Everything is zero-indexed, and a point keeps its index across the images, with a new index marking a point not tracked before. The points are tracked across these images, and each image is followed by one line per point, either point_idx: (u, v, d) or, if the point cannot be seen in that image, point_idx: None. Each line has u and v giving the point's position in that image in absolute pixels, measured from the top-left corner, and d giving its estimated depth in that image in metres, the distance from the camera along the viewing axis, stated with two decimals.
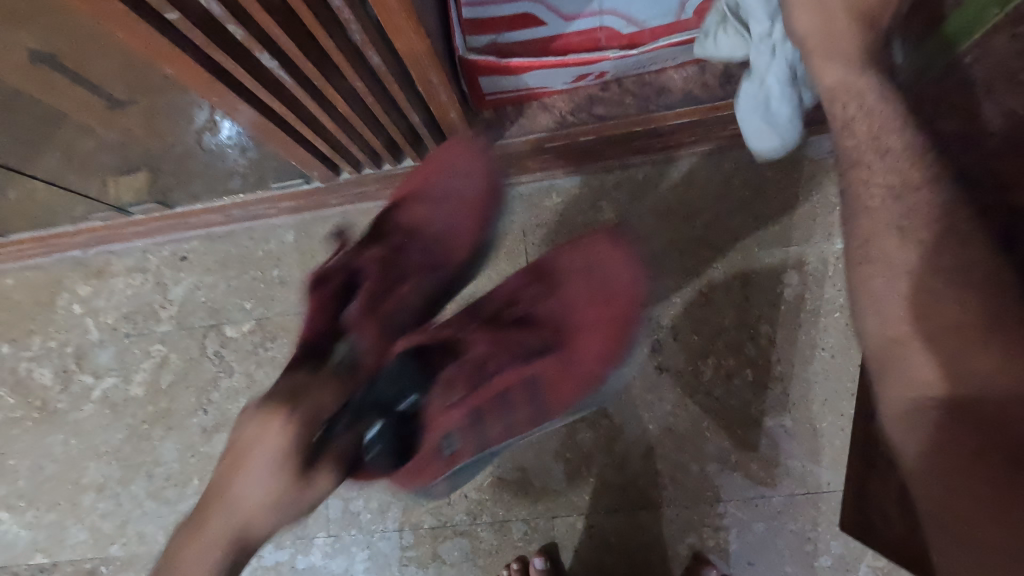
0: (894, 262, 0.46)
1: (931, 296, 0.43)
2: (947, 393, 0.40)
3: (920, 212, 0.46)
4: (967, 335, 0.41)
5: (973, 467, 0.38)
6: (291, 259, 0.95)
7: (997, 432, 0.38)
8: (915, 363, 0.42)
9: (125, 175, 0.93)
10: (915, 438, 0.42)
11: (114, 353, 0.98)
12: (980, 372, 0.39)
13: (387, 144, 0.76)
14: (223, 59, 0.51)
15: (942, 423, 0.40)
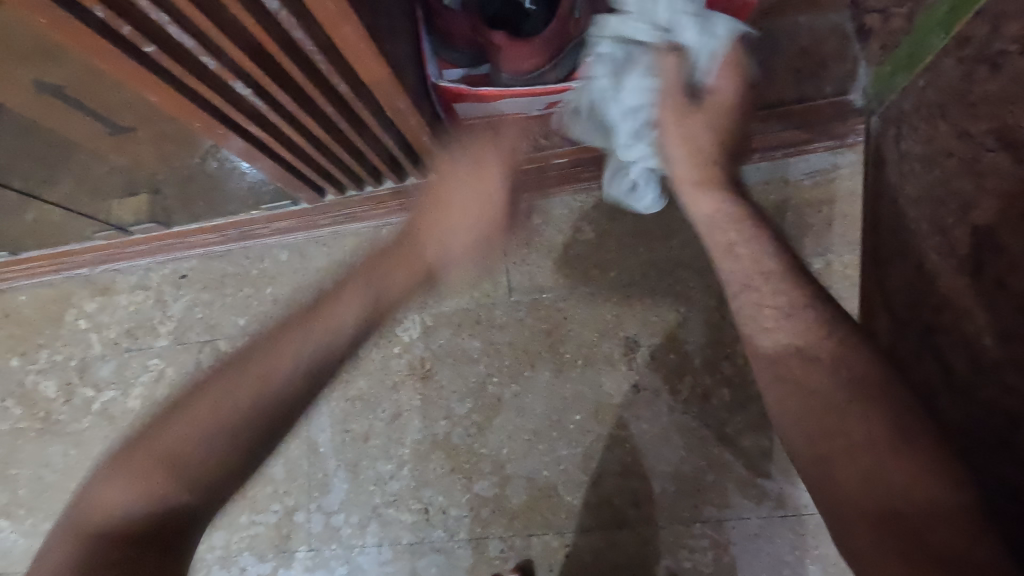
0: (781, 350, 0.55)
1: (832, 416, 0.50)
2: (826, 453, 0.50)
3: (771, 287, 0.57)
4: (849, 416, 0.50)
5: (863, 514, 0.46)
6: (284, 279, 0.99)
7: (870, 479, 0.47)
8: (808, 410, 0.52)
9: (129, 197, 0.99)
10: (817, 494, 0.49)
11: (114, 367, 1.02)
12: (862, 443, 0.48)
13: (367, 166, 0.80)
14: (197, 87, 0.54)
15: (828, 481, 0.49)
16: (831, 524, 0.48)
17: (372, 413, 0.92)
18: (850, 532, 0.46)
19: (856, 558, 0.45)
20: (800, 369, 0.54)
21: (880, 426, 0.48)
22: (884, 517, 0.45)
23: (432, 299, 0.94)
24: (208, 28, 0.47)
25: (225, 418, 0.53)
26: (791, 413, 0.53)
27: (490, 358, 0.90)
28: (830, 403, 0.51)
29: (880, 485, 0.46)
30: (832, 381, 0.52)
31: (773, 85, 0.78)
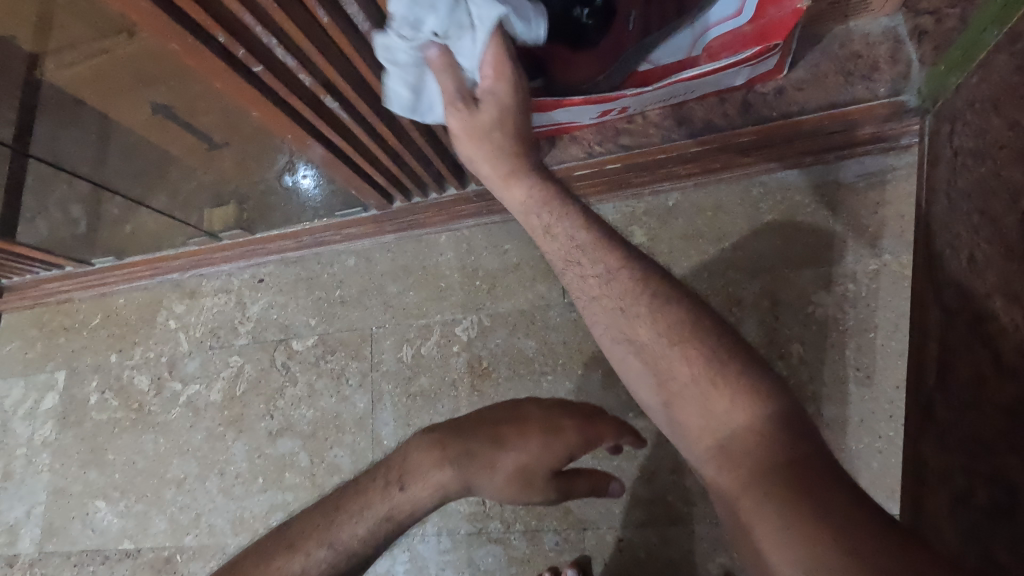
0: (677, 361, 0.52)
1: (712, 394, 0.49)
2: (731, 449, 0.47)
3: (649, 308, 0.54)
4: (716, 391, 0.49)
5: (766, 481, 0.43)
6: (352, 281, 1.06)
7: (775, 451, 0.45)
8: (708, 406, 0.50)
9: (220, 206, 1.08)
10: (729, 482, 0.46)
11: (199, 363, 1.11)
12: (755, 427, 0.47)
13: (432, 173, 0.85)
14: (295, 101, 0.61)
15: (743, 467, 0.45)
16: (745, 506, 0.44)
17: (433, 408, 0.98)
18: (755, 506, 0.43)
19: (761, 533, 0.41)
20: (692, 373, 0.51)
21: (733, 389, 0.49)
22: (758, 474, 0.44)
23: (488, 300, 0.99)
24: (307, 48, 0.54)
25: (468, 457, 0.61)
26: (694, 413, 0.50)
27: (545, 357, 0.94)
28: (723, 394, 0.49)
29: (778, 454, 0.44)
30: (723, 372, 0.50)
31: (825, 88, 0.80)
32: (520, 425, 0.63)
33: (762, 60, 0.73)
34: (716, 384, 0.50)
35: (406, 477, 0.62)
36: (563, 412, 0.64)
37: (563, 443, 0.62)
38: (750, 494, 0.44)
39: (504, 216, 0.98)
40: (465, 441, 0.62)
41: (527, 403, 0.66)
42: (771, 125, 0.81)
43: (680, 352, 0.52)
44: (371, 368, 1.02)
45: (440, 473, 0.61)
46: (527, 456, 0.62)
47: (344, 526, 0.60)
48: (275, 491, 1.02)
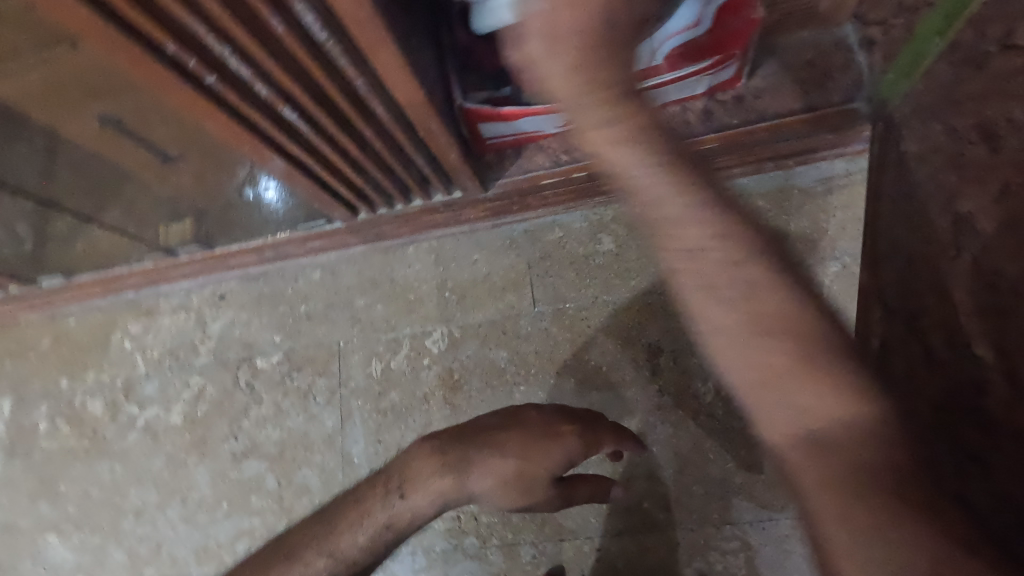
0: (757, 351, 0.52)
1: (812, 377, 0.49)
2: (820, 436, 0.49)
3: (741, 296, 0.53)
4: (818, 383, 0.49)
5: (849, 476, 0.47)
6: (318, 296, 1.04)
7: (868, 449, 0.47)
8: (798, 402, 0.50)
9: (177, 221, 1.05)
10: (819, 470, 0.48)
11: (157, 386, 1.07)
12: (852, 423, 0.48)
13: (397, 185, 0.84)
14: (250, 112, 0.59)
15: (821, 453, 0.49)
16: (821, 493, 0.48)
17: (404, 423, 0.96)
18: (842, 501, 0.46)
19: (846, 526, 0.46)
20: (778, 366, 0.51)
21: (844, 385, 0.49)
22: (843, 468, 0.47)
23: (458, 312, 0.98)
24: (262, 58, 0.52)
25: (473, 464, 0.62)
26: (787, 400, 0.50)
27: (516, 367, 0.94)
28: (806, 386, 0.50)
29: (871, 450, 0.47)
30: (819, 369, 0.49)
31: (782, 96, 0.81)
32: (519, 431, 0.64)
33: (720, 69, 0.76)
34: (818, 378, 0.49)
35: (405, 485, 0.62)
36: (559, 419, 0.68)
37: (559, 448, 0.65)
38: (838, 486, 0.47)
39: (472, 226, 0.97)
40: (467, 448, 0.63)
41: (528, 410, 0.68)
42: (733, 132, 0.82)
43: (758, 335, 0.51)
44: (340, 384, 0.99)
45: (438, 479, 0.61)
46: (527, 463, 0.63)
47: (345, 535, 0.60)
48: (241, 516, 0.98)
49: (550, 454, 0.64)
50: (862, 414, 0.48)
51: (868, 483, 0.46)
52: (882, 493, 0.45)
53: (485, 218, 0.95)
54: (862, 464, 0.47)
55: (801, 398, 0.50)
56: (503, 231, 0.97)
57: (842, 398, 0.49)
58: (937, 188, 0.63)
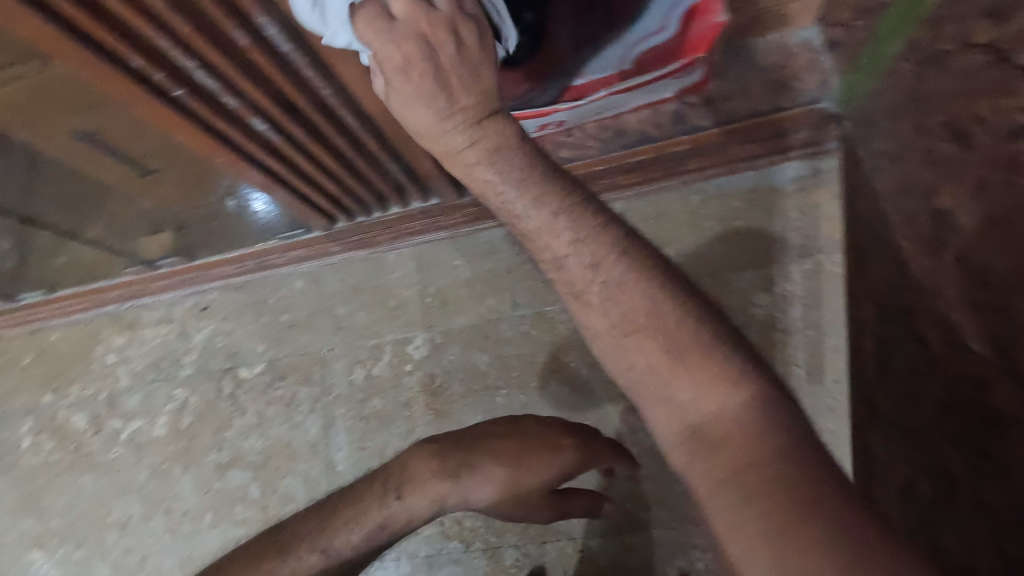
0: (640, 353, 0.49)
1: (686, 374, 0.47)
2: (702, 427, 0.46)
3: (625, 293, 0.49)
4: (690, 373, 0.47)
5: (729, 469, 0.44)
6: (300, 305, 1.04)
7: (744, 437, 0.44)
8: (677, 397, 0.47)
9: (157, 233, 1.06)
10: (698, 462, 0.46)
11: (141, 398, 1.07)
12: (729, 412, 0.45)
13: (374, 192, 0.85)
14: (221, 124, 0.60)
15: (703, 444, 0.46)
16: (714, 499, 0.44)
17: (387, 429, 0.96)
18: (726, 495, 0.43)
19: (743, 528, 0.41)
20: (657, 363, 0.48)
21: (712, 370, 0.46)
22: (725, 469, 0.44)
23: (440, 317, 0.98)
24: (228, 70, 0.53)
25: (468, 470, 0.62)
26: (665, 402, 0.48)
27: (498, 371, 0.94)
28: (681, 378, 0.47)
29: (749, 437, 0.44)
30: (700, 360, 0.47)
31: (750, 97, 0.83)
32: (520, 440, 0.65)
33: (687, 73, 0.76)
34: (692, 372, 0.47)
35: (403, 487, 0.62)
36: (560, 430, 0.67)
37: (560, 460, 0.65)
38: (717, 476, 0.44)
39: (451, 231, 0.97)
40: (467, 455, 0.63)
41: (528, 419, 0.68)
42: (701, 136, 0.84)
43: (649, 341, 0.48)
44: (323, 392, 1.00)
45: (438, 484, 0.61)
46: (525, 473, 0.63)
47: (337, 534, 0.59)
48: (226, 526, 0.98)
49: (552, 466, 0.64)
50: (733, 404, 0.45)
51: (746, 476, 0.42)
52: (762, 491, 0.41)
53: (464, 224, 0.96)
54: (738, 458, 0.43)
55: (675, 393, 0.48)
56: (483, 236, 0.98)
57: (719, 387, 0.46)
58: (917, 188, 0.62)
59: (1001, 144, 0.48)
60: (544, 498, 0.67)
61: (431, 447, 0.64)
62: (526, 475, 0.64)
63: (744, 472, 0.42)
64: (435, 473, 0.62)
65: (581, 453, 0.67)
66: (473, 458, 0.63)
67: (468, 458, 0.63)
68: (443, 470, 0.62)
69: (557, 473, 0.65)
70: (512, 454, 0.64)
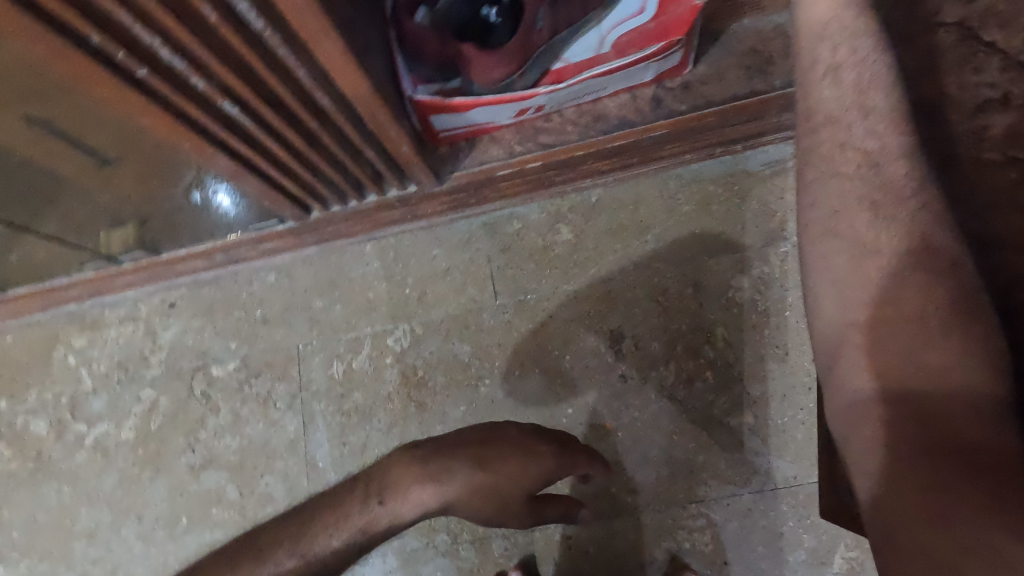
0: (894, 284, 0.44)
1: (925, 321, 0.42)
2: (919, 401, 0.40)
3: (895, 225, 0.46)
4: (944, 334, 0.41)
5: (939, 449, 0.38)
6: (274, 299, 1.01)
7: (965, 416, 0.39)
8: (912, 350, 0.41)
9: (118, 227, 0.99)
10: (898, 425, 0.40)
11: (106, 401, 1.02)
12: (969, 393, 0.39)
13: (349, 181, 0.82)
14: (189, 107, 0.57)
15: (912, 413, 0.40)
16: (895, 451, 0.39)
17: (368, 424, 0.94)
18: (931, 476, 0.37)
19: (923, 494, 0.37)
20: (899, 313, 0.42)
21: (975, 350, 0.40)
22: (932, 434, 0.39)
23: (419, 308, 0.97)
24: (193, 47, 0.50)
25: (450, 472, 0.62)
26: (886, 341, 0.42)
27: (480, 361, 0.93)
28: (901, 339, 0.42)
29: (976, 418, 0.38)
30: (954, 329, 0.41)
31: (727, 82, 0.83)
32: (499, 448, 0.66)
33: (667, 55, 0.76)
34: (937, 336, 0.41)
35: (384, 492, 0.59)
36: (539, 439, 0.70)
37: (534, 469, 0.67)
38: (923, 454, 0.38)
39: (429, 221, 0.96)
40: (450, 459, 0.63)
41: (505, 427, 0.69)
42: (679, 119, 0.83)
43: (906, 275, 0.44)
44: (300, 388, 0.97)
45: (421, 490, 0.60)
46: (503, 480, 0.64)
47: (318, 538, 0.56)
48: (201, 530, 0.94)
49: (526, 472, 0.66)
50: (973, 388, 0.39)
51: (952, 457, 0.37)
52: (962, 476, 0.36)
53: (442, 213, 0.94)
54: (943, 437, 0.38)
55: (897, 335, 0.42)
56: (461, 225, 0.97)
57: (967, 367, 0.40)
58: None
59: (967, 117, 0.52)
60: (521, 502, 0.68)
61: (415, 449, 0.63)
62: (507, 481, 0.65)
63: (942, 452, 0.38)
64: (417, 476, 0.60)
65: (557, 463, 0.70)
66: (454, 461, 0.62)
67: (450, 459, 0.62)
68: (426, 472, 0.61)
69: (534, 477, 0.68)
70: (493, 457, 0.65)
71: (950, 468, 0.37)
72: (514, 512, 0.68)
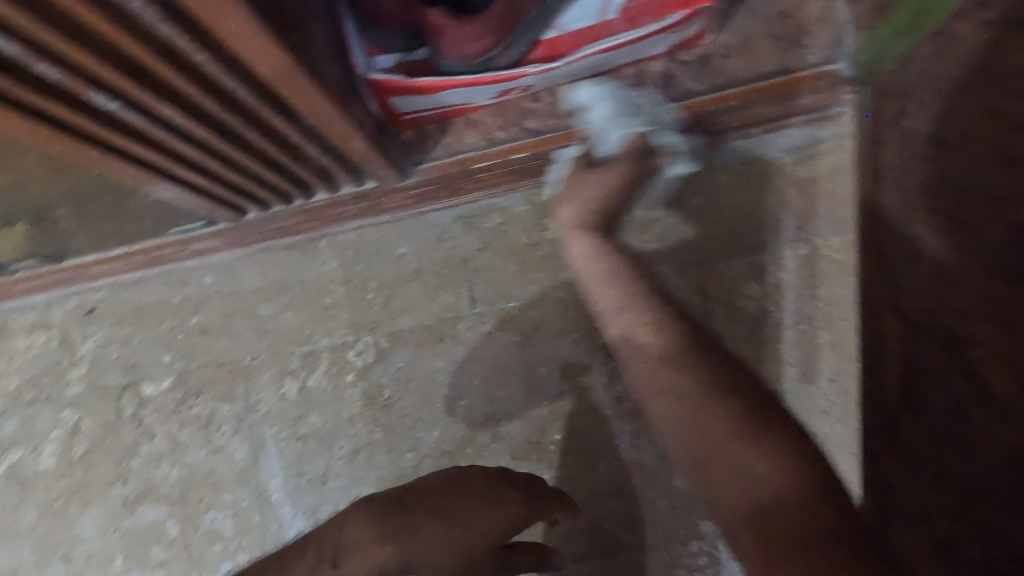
0: (690, 402, 0.53)
1: (732, 428, 0.49)
2: (763, 506, 0.45)
3: (678, 353, 0.57)
4: (758, 438, 0.48)
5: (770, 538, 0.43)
6: (212, 304, 0.86)
7: (796, 516, 0.43)
8: (749, 464, 0.47)
9: (10, 227, 0.83)
10: (745, 526, 0.45)
11: (19, 423, 0.87)
12: (793, 493, 0.44)
13: (290, 177, 0.66)
14: (43, 102, 0.40)
15: (758, 512, 0.45)
16: (752, 543, 0.44)
17: (329, 451, 0.82)
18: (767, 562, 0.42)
19: None
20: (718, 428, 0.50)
21: (785, 446, 0.48)
22: (765, 524, 0.44)
23: (384, 317, 0.83)
24: (22, 21, 0.33)
25: (396, 525, 0.52)
26: (720, 455, 0.49)
27: (455, 380, 0.81)
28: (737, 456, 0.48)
29: (797, 511, 0.43)
30: (766, 437, 0.48)
31: (754, 56, 0.68)
32: (460, 495, 0.55)
33: (687, 26, 0.61)
34: (747, 443, 0.48)
35: (340, 553, 0.49)
36: (505, 484, 0.57)
37: (505, 518, 0.56)
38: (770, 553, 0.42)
39: (394, 215, 0.80)
40: (407, 514, 0.52)
41: (468, 471, 0.58)
42: (695, 101, 0.69)
43: (703, 396, 0.52)
44: (248, 410, 0.84)
45: (376, 551, 0.49)
46: (468, 531, 0.53)
47: None
48: (142, 571, 0.83)
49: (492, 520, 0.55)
50: (785, 477, 0.46)
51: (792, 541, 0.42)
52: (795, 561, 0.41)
53: (410, 207, 0.79)
54: (781, 527, 0.43)
55: (710, 448, 0.50)
56: (432, 219, 0.82)
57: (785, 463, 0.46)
58: (979, 188, 0.49)
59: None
60: (495, 557, 0.58)
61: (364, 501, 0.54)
62: (479, 530, 0.54)
63: (791, 540, 0.42)
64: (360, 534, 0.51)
65: (531, 509, 0.59)
66: (405, 519, 0.52)
67: (405, 515, 0.52)
68: (376, 529, 0.51)
69: (509, 529, 0.56)
70: (454, 510, 0.54)
71: (791, 550, 0.41)
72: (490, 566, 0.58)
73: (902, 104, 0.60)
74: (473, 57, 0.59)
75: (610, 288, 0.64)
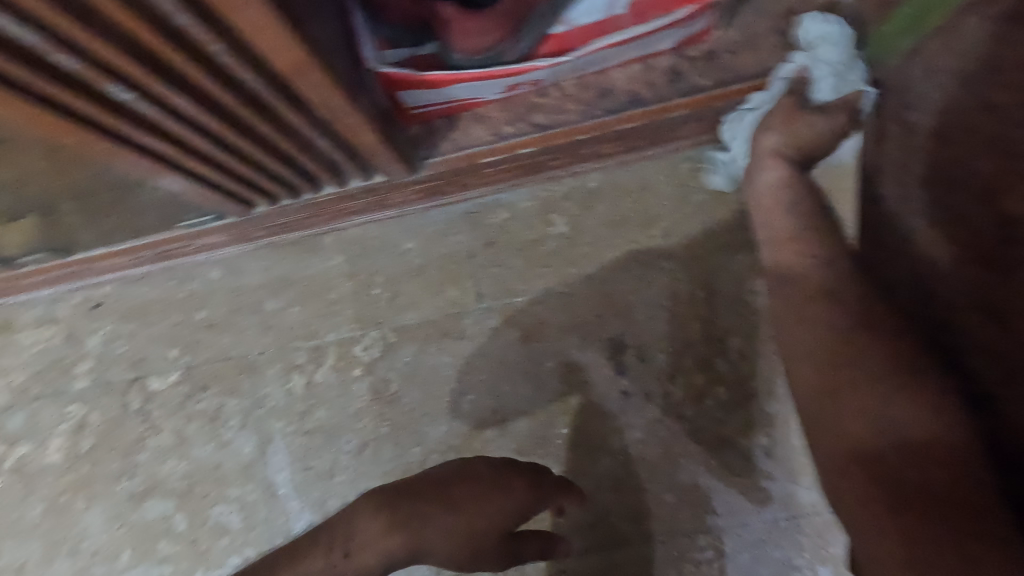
0: (824, 346, 0.49)
1: (861, 375, 0.46)
2: (873, 451, 0.42)
3: (814, 310, 0.51)
4: (894, 397, 0.44)
5: (900, 506, 0.39)
6: (218, 299, 0.86)
7: (919, 465, 0.40)
8: (875, 410, 0.44)
9: (16, 222, 0.83)
10: (853, 479, 0.42)
11: (25, 418, 0.87)
12: (934, 441, 0.41)
13: (298, 171, 0.67)
14: (57, 93, 0.40)
15: (866, 460, 0.42)
16: (861, 495, 0.41)
17: (335, 445, 0.83)
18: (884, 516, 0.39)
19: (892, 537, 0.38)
20: (848, 378, 0.46)
21: (929, 397, 0.43)
22: (878, 477, 0.41)
23: (390, 312, 0.83)
24: (39, 8, 0.33)
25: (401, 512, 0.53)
26: (855, 400, 0.45)
27: (461, 374, 0.82)
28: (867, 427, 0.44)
29: (938, 468, 0.40)
30: (915, 389, 0.44)
31: (759, 52, 0.69)
32: (468, 481, 0.55)
33: (693, 20, 0.61)
34: (887, 394, 0.44)
35: (349, 543, 0.52)
36: (513, 471, 0.57)
37: (510, 503, 0.55)
38: (879, 510, 0.40)
39: (400, 210, 0.81)
40: (416, 502, 0.53)
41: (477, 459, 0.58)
42: (701, 97, 0.69)
43: (838, 340, 0.49)
44: (254, 405, 0.84)
45: (389, 540, 0.51)
46: (476, 519, 0.53)
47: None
48: (148, 565, 0.83)
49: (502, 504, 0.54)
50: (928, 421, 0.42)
51: (899, 500, 0.39)
52: (902, 519, 0.38)
53: (417, 201, 0.80)
54: (897, 478, 0.40)
55: (840, 397, 0.46)
56: (438, 214, 0.82)
57: (923, 415, 0.42)
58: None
59: None
60: (508, 549, 0.56)
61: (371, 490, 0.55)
62: (487, 518, 0.54)
63: (899, 495, 0.39)
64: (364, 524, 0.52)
65: (538, 496, 0.58)
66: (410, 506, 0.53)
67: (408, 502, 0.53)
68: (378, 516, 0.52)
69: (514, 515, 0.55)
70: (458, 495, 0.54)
71: (904, 503, 0.39)
72: (502, 556, 0.56)
73: (907, 98, 0.60)
74: (479, 50, 0.60)
75: (788, 214, 0.59)
